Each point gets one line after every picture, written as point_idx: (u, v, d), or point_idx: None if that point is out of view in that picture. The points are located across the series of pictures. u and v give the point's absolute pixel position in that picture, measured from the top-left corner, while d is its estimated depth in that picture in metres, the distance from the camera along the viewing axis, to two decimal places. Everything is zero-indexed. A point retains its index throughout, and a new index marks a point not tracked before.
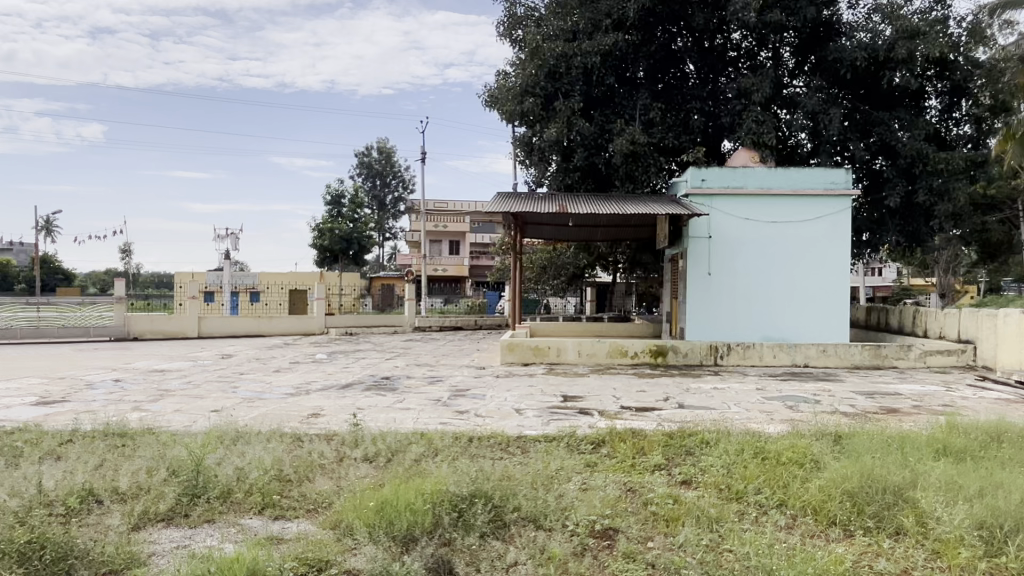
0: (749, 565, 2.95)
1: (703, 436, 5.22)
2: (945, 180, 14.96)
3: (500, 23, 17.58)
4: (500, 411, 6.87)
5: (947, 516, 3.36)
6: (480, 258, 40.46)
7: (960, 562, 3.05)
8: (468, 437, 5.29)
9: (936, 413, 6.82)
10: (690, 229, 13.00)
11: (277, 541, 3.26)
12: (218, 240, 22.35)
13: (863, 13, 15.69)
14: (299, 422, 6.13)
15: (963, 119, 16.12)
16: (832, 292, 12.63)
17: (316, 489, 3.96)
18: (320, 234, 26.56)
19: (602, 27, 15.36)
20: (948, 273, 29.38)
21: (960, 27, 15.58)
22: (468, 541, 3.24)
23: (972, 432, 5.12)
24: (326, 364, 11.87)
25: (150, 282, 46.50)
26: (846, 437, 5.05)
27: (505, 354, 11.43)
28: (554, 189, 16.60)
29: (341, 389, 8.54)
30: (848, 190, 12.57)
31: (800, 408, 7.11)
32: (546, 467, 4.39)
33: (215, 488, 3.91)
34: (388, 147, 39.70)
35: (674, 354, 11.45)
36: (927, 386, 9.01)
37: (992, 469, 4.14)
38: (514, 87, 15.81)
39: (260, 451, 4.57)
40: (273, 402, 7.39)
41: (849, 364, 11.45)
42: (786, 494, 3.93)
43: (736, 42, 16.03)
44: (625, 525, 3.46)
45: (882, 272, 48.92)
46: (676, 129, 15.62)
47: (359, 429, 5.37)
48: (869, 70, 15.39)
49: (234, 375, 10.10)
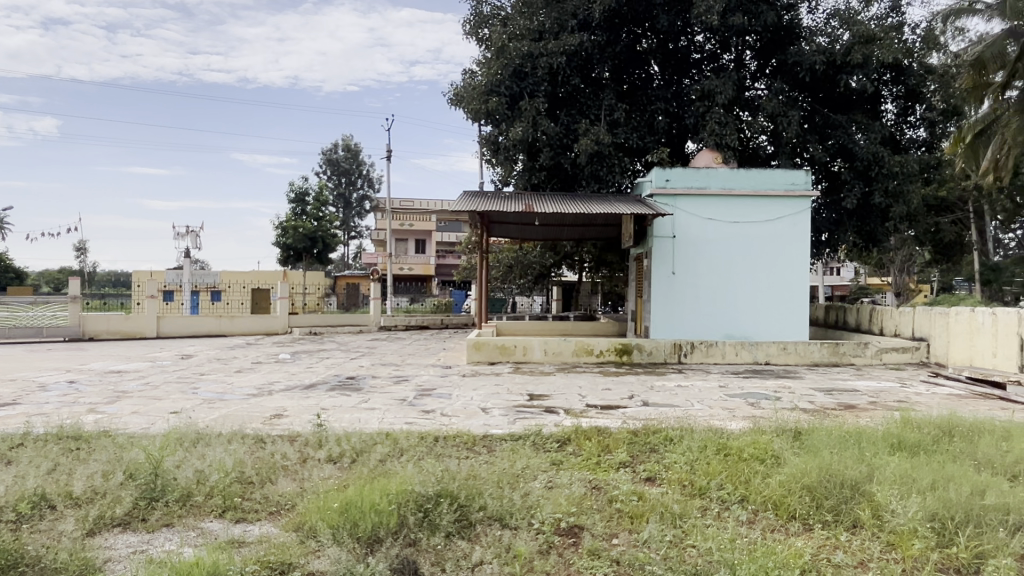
0: (712, 560, 3.01)
1: (667, 434, 5.26)
2: (900, 182, 15.41)
3: (466, 22, 17.54)
4: (465, 410, 6.84)
5: (902, 509, 3.46)
6: (446, 257, 40.17)
7: (913, 554, 3.14)
8: (433, 437, 5.26)
9: (893, 410, 6.99)
10: (654, 229, 13.16)
11: (239, 545, 3.20)
12: (178, 239, 21.76)
13: (822, 18, 16.02)
14: (262, 423, 6.02)
15: (918, 123, 16.38)
16: (793, 289, 12.90)
17: (279, 491, 3.90)
18: (283, 232, 26.10)
19: (569, 28, 15.47)
20: (903, 272, 30.19)
21: (914, 34, 16.03)
22: (433, 541, 3.23)
23: (926, 427, 5.28)
24: (289, 364, 11.70)
25: (106, 280, 45.17)
26: (805, 433, 5.16)
27: (471, 353, 11.39)
28: (520, 188, 16.60)
29: (304, 390, 8.43)
30: (808, 191, 12.86)
31: (762, 405, 7.24)
32: (511, 466, 4.38)
33: (174, 492, 3.83)
34: (354, 145, 39.27)
35: (639, 352, 11.55)
36: (884, 382, 9.25)
37: (943, 462, 4.27)
38: (478, 86, 15.70)
39: (221, 452, 4.48)
40: (234, 403, 7.26)
41: (809, 361, 11.67)
42: (747, 489, 4.00)
43: (699, 44, 16.39)
44: (590, 523, 3.48)
45: (840, 271, 50.29)
46: (641, 130, 15.77)
47: (323, 430, 5.32)
48: (827, 74, 15.81)
49: (195, 376, 9.93)
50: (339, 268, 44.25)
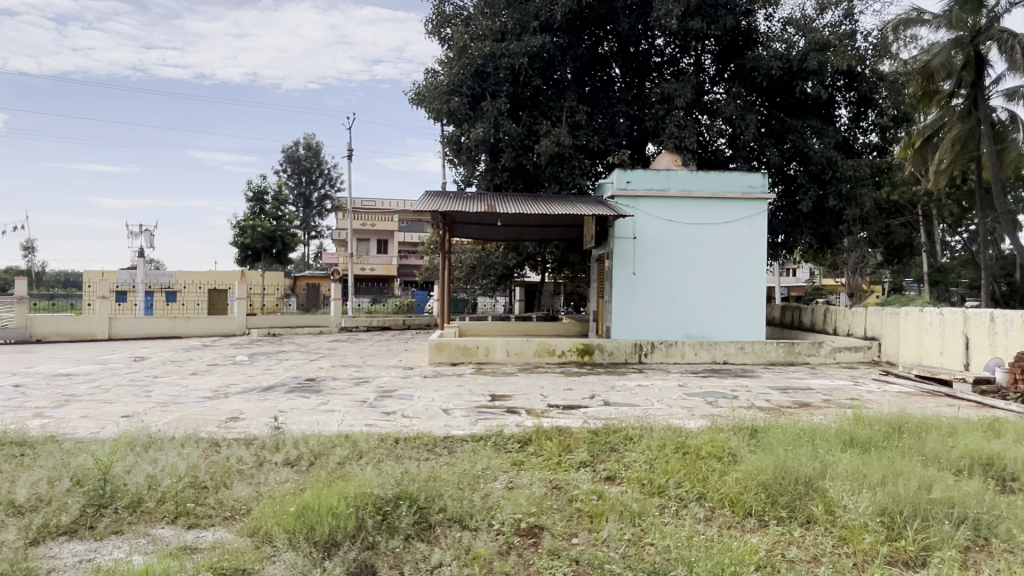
0: (670, 557, 3.04)
1: (627, 434, 5.30)
2: (852, 186, 15.85)
3: (429, 21, 17.51)
4: (426, 412, 6.81)
5: (853, 504, 3.55)
6: (408, 258, 39.91)
7: (864, 547, 3.21)
8: (393, 439, 5.22)
9: (845, 407, 7.19)
10: (615, 229, 13.24)
11: (191, 551, 3.12)
12: (132, 238, 21.15)
13: (778, 25, 16.39)
14: (217, 427, 5.90)
15: (870, 129, 16.94)
16: (750, 289, 13.17)
17: (234, 496, 3.82)
18: (241, 231, 25.56)
19: (530, 29, 15.51)
20: (856, 273, 30.97)
21: (867, 42, 16.48)
22: (392, 544, 3.19)
23: (876, 423, 5.43)
24: (247, 365, 11.50)
25: (56, 280, 43.68)
26: (760, 431, 5.26)
27: (433, 354, 11.30)
28: (482, 189, 16.57)
29: (262, 392, 8.28)
30: (765, 194, 13.15)
31: (719, 404, 7.36)
32: (472, 467, 4.37)
33: (124, 498, 3.73)
34: (315, 144, 38.67)
35: (601, 352, 11.62)
36: (837, 381, 9.48)
37: (894, 459, 4.39)
38: (440, 86, 15.77)
39: (174, 457, 4.37)
40: (189, 407, 7.10)
41: (765, 361, 11.89)
42: (705, 487, 4.06)
43: (660, 48, 16.63)
44: (550, 523, 3.49)
45: (796, 274, 51.56)
46: (602, 132, 15.85)
47: (280, 433, 5.23)
48: (784, 80, 16.13)
49: (148, 379, 9.68)
50: (299, 267, 43.62)
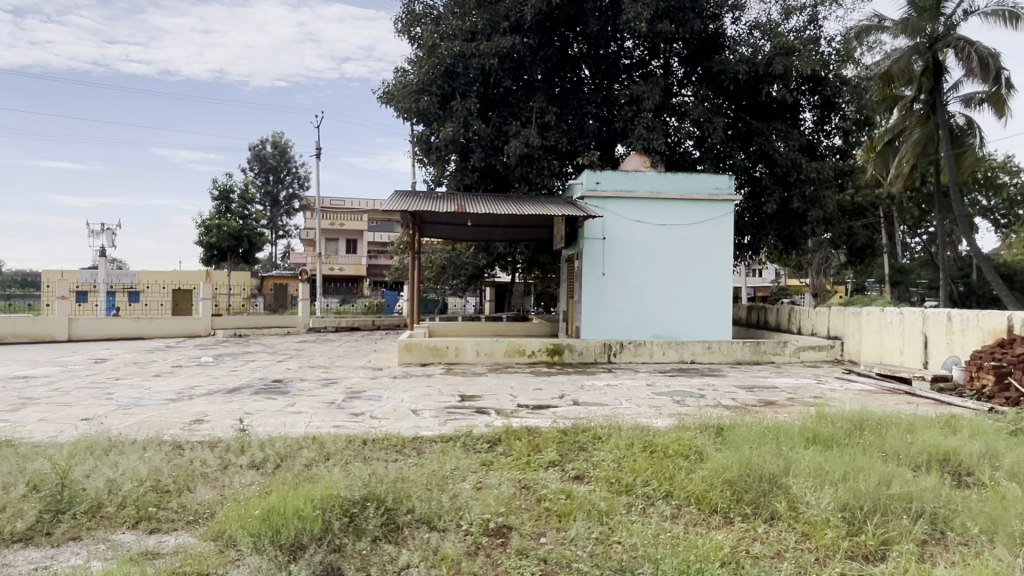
0: (636, 555, 3.06)
1: (596, 433, 5.33)
2: (816, 188, 16.16)
3: (399, 20, 17.43)
4: (395, 413, 6.78)
5: (815, 501, 3.62)
6: (378, 257, 39.65)
7: (826, 543, 3.28)
8: (361, 440, 5.19)
9: (809, 405, 7.32)
10: (585, 230, 13.30)
11: (152, 556, 3.06)
12: (93, 236, 20.67)
13: (744, 28, 16.65)
14: (180, 429, 5.79)
15: (834, 132, 17.33)
16: (717, 290, 13.36)
17: (197, 500, 3.75)
18: (206, 230, 25.08)
19: (500, 30, 15.53)
20: (820, 274, 31.56)
21: (830, 47, 16.82)
22: (359, 546, 3.17)
23: (839, 421, 5.55)
24: (212, 367, 11.32)
25: (12, 279, 42.46)
26: (726, 429, 5.33)
27: (402, 354, 11.23)
28: (452, 188, 16.53)
29: (228, 394, 8.15)
30: (731, 196, 13.35)
31: (686, 403, 7.46)
32: (441, 467, 4.36)
33: (83, 503, 3.64)
34: (283, 141, 38.13)
35: (570, 352, 11.67)
36: (801, 380, 9.66)
37: (855, 455, 4.49)
38: (409, 85, 15.73)
39: (135, 460, 4.28)
40: (152, 409, 6.95)
41: (732, 360, 12.04)
42: (671, 485, 4.10)
43: (629, 50, 16.75)
44: (518, 522, 3.49)
45: (763, 274, 52.27)
46: (572, 133, 15.94)
47: (246, 435, 5.16)
48: (750, 83, 16.39)
49: (109, 381, 9.46)
50: (266, 267, 43.09)
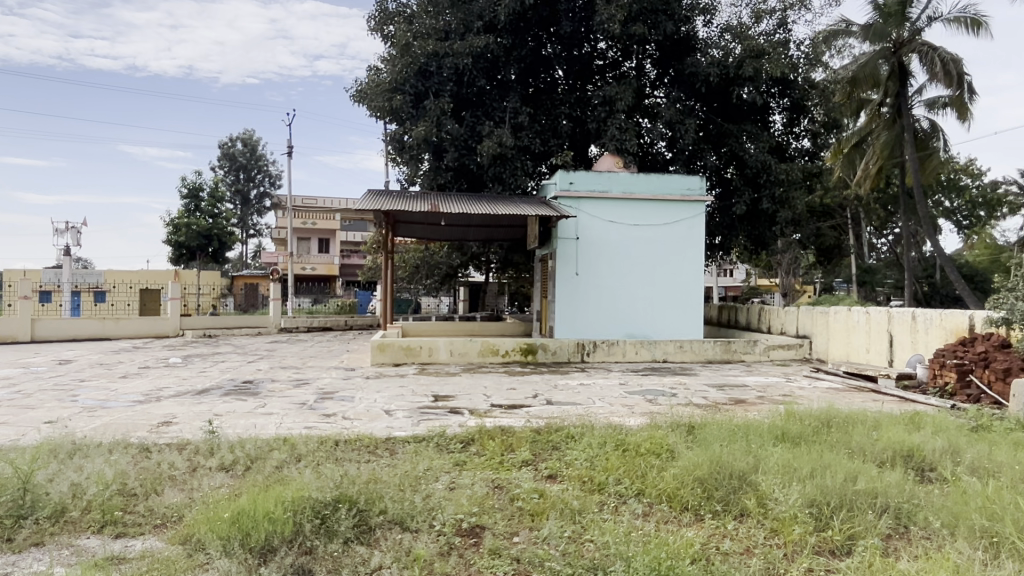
0: (608, 553, 3.08)
1: (569, 432, 5.37)
2: (785, 190, 16.41)
3: (372, 17, 17.31)
4: (368, 413, 6.74)
5: (784, 497, 3.69)
6: (351, 257, 39.35)
7: (793, 538, 3.33)
8: (334, 441, 5.15)
9: (777, 403, 7.44)
10: (559, 230, 13.33)
11: (119, 561, 3.01)
12: (57, 235, 20.22)
13: (715, 31, 16.85)
14: (148, 432, 5.69)
15: (803, 134, 17.62)
16: (689, 289, 13.51)
17: (165, 503, 3.69)
18: (174, 230, 24.64)
19: (474, 29, 15.48)
20: (790, 274, 32.03)
21: (800, 50, 17.07)
22: (331, 548, 3.15)
23: (807, 419, 5.65)
24: (181, 368, 11.13)
25: None
26: (697, 428, 5.39)
27: (375, 354, 11.17)
28: (425, 188, 16.48)
29: (197, 396, 8.02)
30: (703, 196, 13.50)
31: (659, 401, 7.53)
32: (414, 467, 4.35)
33: (46, 508, 3.56)
34: (253, 139, 37.61)
35: (544, 352, 11.71)
36: (771, 378, 9.79)
37: (822, 452, 4.57)
38: (382, 83, 15.65)
39: (101, 464, 4.20)
40: (118, 411, 6.82)
41: (704, 359, 12.18)
42: (643, 483, 4.13)
43: (602, 51, 16.84)
44: (491, 522, 3.50)
45: (734, 274, 53.03)
46: (545, 133, 15.99)
47: (215, 436, 5.09)
48: (721, 85, 16.57)
49: (74, 383, 9.26)
50: (237, 267, 42.50)
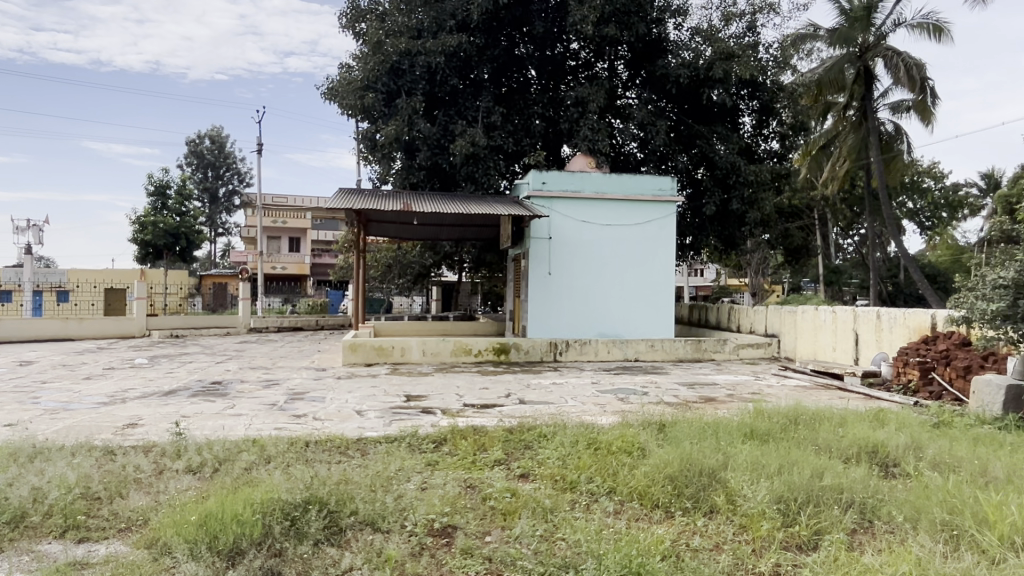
0: (580, 551, 3.10)
1: (541, 431, 5.39)
2: (755, 191, 16.65)
3: (343, 15, 17.18)
4: (340, 414, 6.68)
5: (752, 494, 3.75)
6: (322, 256, 39.06)
7: (762, 534, 3.38)
8: (304, 442, 5.10)
9: (747, 401, 7.54)
10: (531, 229, 13.34)
11: (82, 566, 2.95)
12: (18, 233, 19.69)
13: (686, 34, 17.04)
14: (112, 434, 5.57)
15: (771, 136, 17.91)
16: (660, 289, 13.65)
17: (130, 506, 3.62)
18: (141, 228, 24.15)
19: (447, 28, 15.42)
20: (759, 274, 32.48)
21: (768, 53, 17.33)
22: (300, 549, 3.12)
23: (775, 416, 5.73)
24: (147, 369, 10.92)
25: None
26: (668, 425, 5.45)
27: (347, 354, 11.09)
28: (397, 187, 16.40)
29: (164, 397, 7.89)
30: (674, 197, 13.64)
31: (630, 400, 7.58)
32: (386, 468, 4.34)
33: (5, 513, 3.47)
34: (221, 135, 37.05)
35: (516, 351, 11.72)
36: (740, 376, 9.93)
37: (789, 449, 4.65)
38: (354, 81, 15.54)
39: (63, 467, 4.10)
40: (81, 414, 6.66)
41: (675, 357, 12.30)
42: (615, 481, 4.16)
43: (575, 52, 16.91)
44: (463, 522, 3.49)
45: (704, 273, 53.70)
46: (518, 133, 16.00)
47: (183, 438, 5.01)
48: (692, 87, 16.75)
49: (35, 384, 9.04)
50: (205, 266, 41.86)
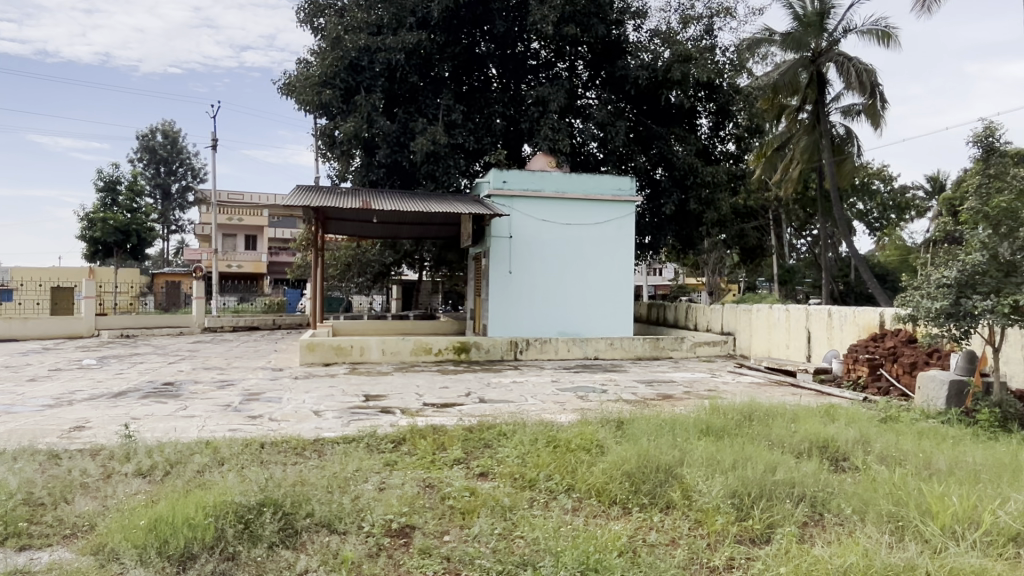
0: (538, 548, 3.12)
1: (501, 430, 5.40)
2: (711, 192, 16.91)
3: (301, 9, 16.92)
4: (296, 414, 6.58)
5: (707, 489, 3.81)
6: (278, 254, 38.40)
7: (716, 528, 3.45)
8: (259, 443, 5.00)
9: (702, 398, 7.67)
10: (492, 229, 13.32)
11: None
12: None
13: (645, 35, 17.24)
14: (58, 437, 5.40)
15: (727, 137, 18.22)
16: (619, 287, 13.79)
17: (75, 512, 3.51)
18: (89, 224, 23.38)
19: (407, 24, 15.32)
20: (716, 273, 33.01)
21: (725, 56, 17.64)
22: (254, 553, 3.06)
23: (731, 412, 5.84)
24: (96, 369, 10.59)
25: None
26: (626, 423, 5.51)
27: (304, 354, 10.89)
28: (357, 184, 16.24)
29: (113, 398, 7.66)
30: (633, 197, 13.79)
31: (590, 398, 7.64)
32: (343, 468, 4.29)
33: None
34: (174, 130, 36.09)
35: (477, 350, 11.71)
36: (697, 374, 10.10)
37: (743, 444, 4.74)
38: (311, 77, 15.30)
39: (4, 473, 3.95)
40: (25, 416, 6.43)
41: (634, 355, 12.43)
42: (573, 478, 4.19)
43: (535, 51, 16.93)
44: (421, 521, 3.47)
45: (663, 272, 54.28)
46: (479, 132, 15.97)
47: (132, 441, 4.87)
48: (650, 88, 16.94)
49: None
50: (157, 265, 40.76)
